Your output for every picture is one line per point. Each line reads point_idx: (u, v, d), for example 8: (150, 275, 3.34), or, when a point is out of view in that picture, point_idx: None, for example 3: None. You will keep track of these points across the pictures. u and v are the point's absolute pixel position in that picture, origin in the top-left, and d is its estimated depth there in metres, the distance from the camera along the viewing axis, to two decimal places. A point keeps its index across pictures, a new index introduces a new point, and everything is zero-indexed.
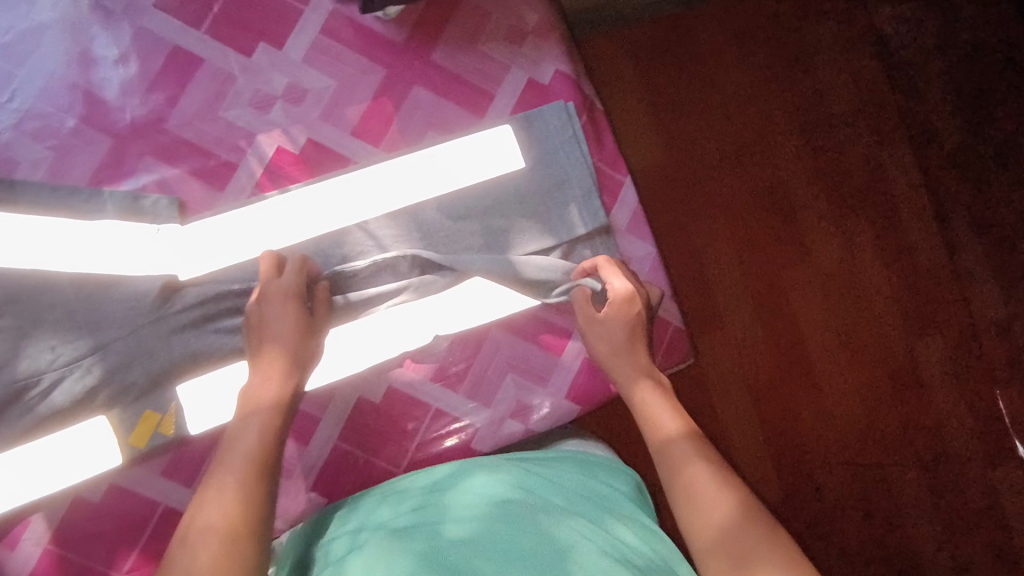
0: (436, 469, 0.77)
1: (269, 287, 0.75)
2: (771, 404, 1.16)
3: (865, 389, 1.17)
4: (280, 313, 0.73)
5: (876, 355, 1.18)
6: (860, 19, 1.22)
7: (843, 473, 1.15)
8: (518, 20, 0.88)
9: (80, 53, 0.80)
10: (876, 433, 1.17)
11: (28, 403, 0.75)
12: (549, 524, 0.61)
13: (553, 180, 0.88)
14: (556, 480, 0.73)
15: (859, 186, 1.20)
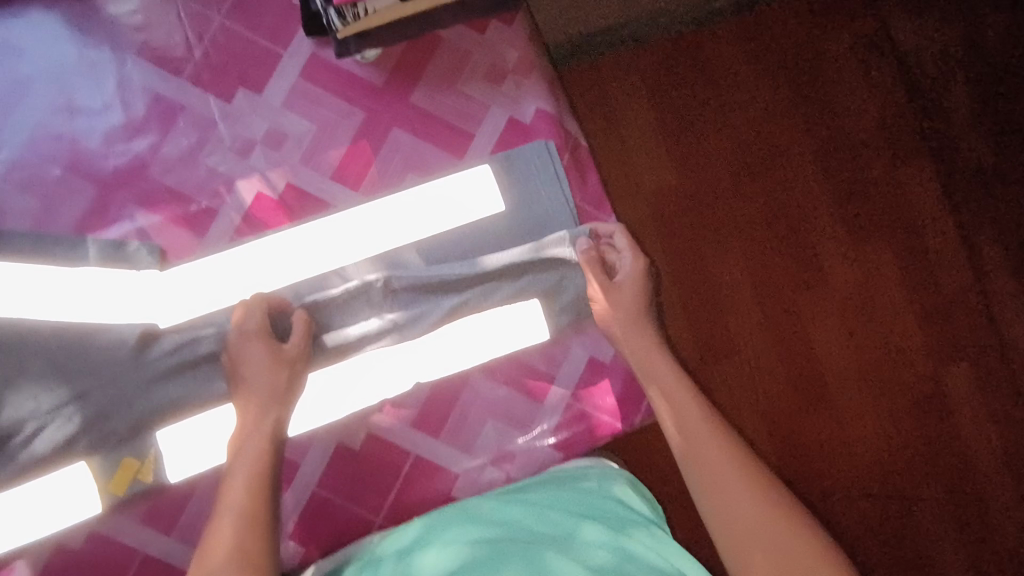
0: (408, 529, 0.74)
1: (239, 333, 0.76)
2: (785, 427, 1.16)
3: (884, 407, 1.18)
4: (252, 356, 0.75)
5: (893, 376, 1.18)
6: (880, 34, 1.22)
7: (864, 490, 1.16)
8: (499, 59, 0.88)
9: (66, 104, 0.82)
10: (896, 448, 1.17)
11: (10, 452, 0.75)
12: (533, 554, 0.63)
13: (535, 220, 0.86)
14: (536, 502, 0.75)
15: (874, 207, 1.20)
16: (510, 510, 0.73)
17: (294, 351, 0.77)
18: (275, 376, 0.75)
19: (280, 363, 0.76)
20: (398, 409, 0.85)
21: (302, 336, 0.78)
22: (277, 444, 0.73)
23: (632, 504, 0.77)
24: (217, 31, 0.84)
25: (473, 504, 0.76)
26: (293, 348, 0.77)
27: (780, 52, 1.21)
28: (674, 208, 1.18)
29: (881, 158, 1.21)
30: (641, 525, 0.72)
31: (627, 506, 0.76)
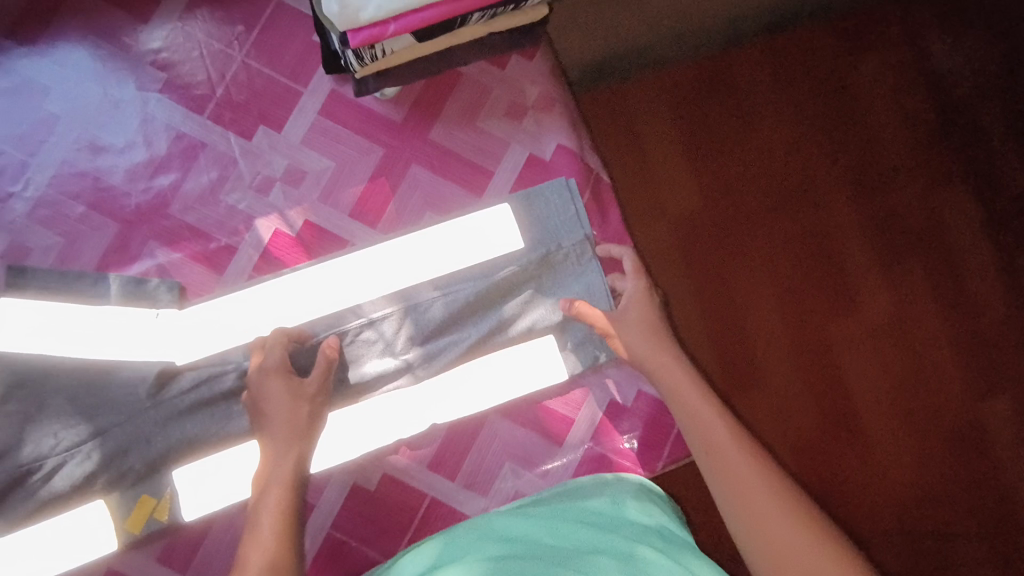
0: (423, 549, 0.70)
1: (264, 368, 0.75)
2: (817, 461, 1.11)
3: (919, 437, 1.13)
4: (272, 395, 0.73)
5: (930, 406, 1.13)
6: (914, 52, 1.19)
7: (899, 523, 1.11)
8: (518, 94, 0.89)
9: (90, 142, 0.83)
10: (933, 481, 1.12)
11: (30, 487, 0.76)
12: (559, 559, 0.58)
13: (556, 257, 0.84)
14: (547, 514, 0.70)
15: (910, 231, 1.17)
16: (523, 527, 0.68)
17: (314, 387, 0.75)
18: (293, 414, 0.72)
19: (297, 398, 0.74)
20: (414, 449, 0.84)
21: (322, 370, 0.76)
22: (302, 478, 0.69)
23: (657, 520, 0.71)
24: (239, 68, 0.85)
25: (485, 525, 0.71)
26: (313, 383, 0.75)
27: (810, 73, 1.18)
28: (700, 233, 1.14)
29: (918, 180, 1.17)
30: (660, 532, 0.68)
31: (648, 516, 0.72)
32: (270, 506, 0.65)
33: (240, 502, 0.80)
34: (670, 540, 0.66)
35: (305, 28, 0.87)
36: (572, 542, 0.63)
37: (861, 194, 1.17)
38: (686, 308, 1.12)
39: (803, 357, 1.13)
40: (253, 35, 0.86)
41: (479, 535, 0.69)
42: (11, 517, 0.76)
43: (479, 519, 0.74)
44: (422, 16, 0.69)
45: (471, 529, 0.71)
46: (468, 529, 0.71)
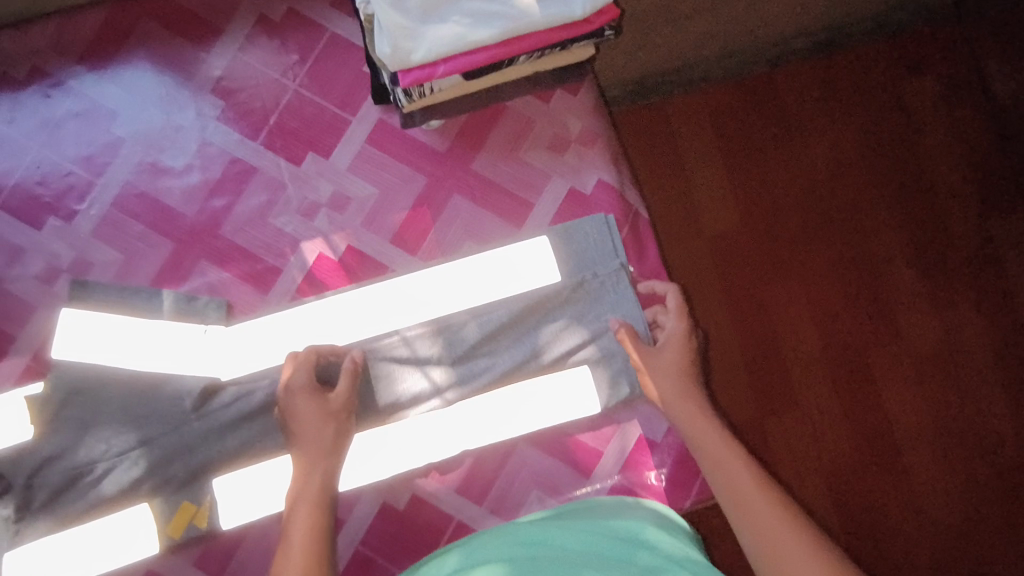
0: (449, 559, 0.72)
1: (294, 384, 0.77)
2: (847, 488, 1.11)
3: (956, 468, 1.12)
4: (303, 412, 0.76)
5: (969, 437, 1.13)
6: (968, 81, 1.19)
7: (931, 554, 1.10)
8: (562, 129, 0.90)
9: (151, 164, 0.88)
10: (968, 512, 1.11)
11: (82, 489, 0.81)
12: None
13: (591, 290, 0.85)
14: (571, 524, 0.73)
15: (954, 260, 1.16)
16: (550, 538, 0.70)
17: (339, 402, 0.78)
18: (319, 433, 0.75)
19: (322, 419, 0.76)
20: (444, 473, 0.85)
21: (347, 385, 0.79)
22: (330, 496, 0.72)
23: (679, 545, 0.72)
24: (293, 97, 0.89)
25: (511, 532, 0.73)
26: (338, 399, 0.77)
27: (861, 97, 1.18)
28: (739, 255, 1.14)
29: (966, 208, 1.17)
30: (677, 556, 0.68)
31: (671, 539, 0.72)
32: (304, 520, 0.69)
33: (274, 514, 0.83)
34: (687, 563, 0.67)
35: (357, 60, 0.90)
36: (592, 561, 0.64)
37: (906, 221, 1.16)
38: (721, 329, 1.12)
39: (840, 383, 1.12)
40: (307, 65, 0.90)
41: (499, 546, 0.71)
42: (62, 516, 0.80)
43: (509, 524, 0.76)
44: (470, 59, 0.71)
45: (496, 538, 0.73)
46: (491, 540, 0.73)
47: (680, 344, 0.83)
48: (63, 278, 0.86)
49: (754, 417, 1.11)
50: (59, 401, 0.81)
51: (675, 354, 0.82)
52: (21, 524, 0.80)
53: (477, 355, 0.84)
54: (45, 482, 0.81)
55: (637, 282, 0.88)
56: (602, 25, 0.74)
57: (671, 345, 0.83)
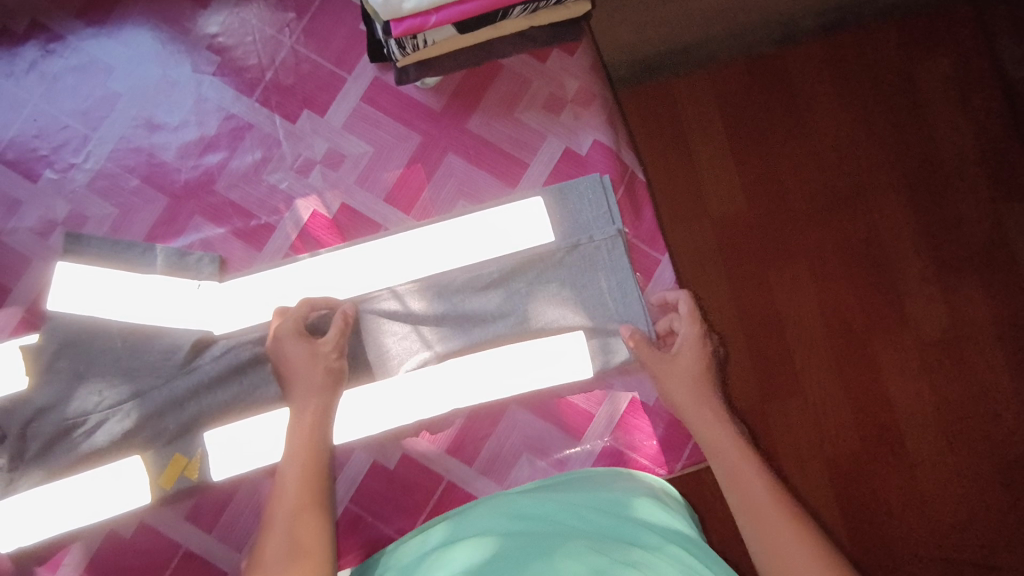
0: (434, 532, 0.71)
1: (282, 330, 0.77)
2: (850, 471, 1.11)
3: (956, 444, 1.12)
4: (292, 355, 0.75)
5: (972, 414, 1.13)
6: (983, 61, 1.18)
7: (928, 527, 1.10)
8: (559, 89, 0.89)
9: (146, 120, 0.88)
10: (967, 487, 1.11)
11: (74, 440, 0.82)
12: (550, 543, 0.59)
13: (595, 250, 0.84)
14: (565, 497, 0.70)
15: (966, 245, 1.16)
16: (540, 508, 0.68)
17: (330, 346, 0.77)
18: (304, 379, 0.74)
19: (307, 365, 0.75)
20: (434, 434, 0.85)
21: (335, 335, 0.78)
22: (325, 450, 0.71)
23: (674, 522, 0.69)
24: (288, 54, 0.89)
25: (503, 504, 0.71)
26: (327, 342, 0.77)
27: (872, 78, 1.17)
28: (743, 236, 1.14)
29: (974, 188, 1.17)
30: (673, 534, 0.65)
31: (667, 516, 0.70)
32: (296, 481, 0.68)
33: (266, 469, 0.84)
34: (683, 541, 0.64)
35: (353, 17, 0.89)
36: (581, 529, 0.62)
37: (911, 199, 1.16)
38: (720, 301, 1.13)
39: (839, 357, 1.13)
40: (304, 22, 0.89)
41: (490, 516, 0.69)
42: (54, 466, 0.81)
43: (499, 496, 0.74)
44: (464, 8, 0.71)
45: (489, 509, 0.71)
46: (483, 511, 0.71)
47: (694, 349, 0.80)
48: (58, 231, 0.86)
49: (757, 401, 1.12)
50: (53, 351, 0.82)
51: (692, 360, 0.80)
52: (14, 473, 0.81)
53: (469, 313, 0.83)
54: (37, 432, 0.81)
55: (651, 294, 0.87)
56: None
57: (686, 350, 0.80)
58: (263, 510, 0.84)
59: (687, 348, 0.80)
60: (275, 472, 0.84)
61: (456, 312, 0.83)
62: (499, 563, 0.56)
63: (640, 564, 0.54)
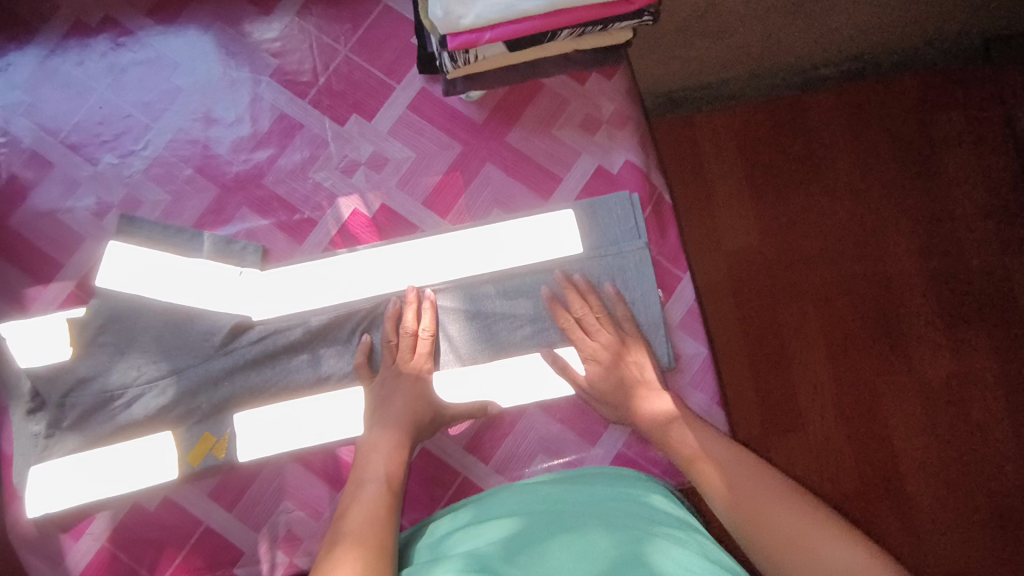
0: (462, 514, 0.75)
1: (405, 366, 0.84)
2: (852, 510, 1.13)
3: (956, 477, 1.14)
4: (404, 391, 0.82)
5: (976, 447, 1.15)
6: (997, 113, 1.24)
7: (926, 557, 1.12)
8: (594, 109, 0.94)
9: (204, 114, 0.93)
10: (970, 520, 1.13)
11: (111, 411, 0.85)
12: (562, 534, 0.62)
13: (558, 277, 0.87)
14: (578, 488, 0.74)
15: (973, 297, 1.19)
16: (554, 499, 0.71)
17: (453, 414, 0.84)
18: (418, 412, 0.81)
19: (428, 403, 0.82)
20: (453, 430, 0.88)
21: (466, 405, 0.85)
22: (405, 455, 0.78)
23: (684, 514, 0.72)
24: (342, 62, 0.95)
25: (523, 491, 0.75)
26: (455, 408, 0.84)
27: (887, 129, 1.23)
28: (755, 271, 1.19)
29: (985, 232, 1.21)
30: (684, 524, 0.68)
31: (675, 508, 0.73)
32: (373, 490, 0.73)
33: (290, 452, 0.87)
34: (696, 533, 0.67)
35: (405, 31, 0.95)
36: (593, 517, 0.65)
37: (919, 240, 1.21)
38: (729, 328, 1.18)
39: (843, 389, 1.16)
40: (358, 34, 0.95)
41: (512, 502, 0.72)
42: (90, 435, 0.85)
43: (519, 485, 0.77)
44: (516, 27, 0.75)
45: (510, 496, 0.74)
46: (505, 498, 0.74)
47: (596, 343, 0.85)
48: (113, 212, 0.91)
49: (760, 433, 1.15)
50: (97, 326, 0.86)
51: (606, 380, 0.84)
52: (49, 439, 0.85)
53: (496, 320, 0.87)
54: (76, 402, 0.85)
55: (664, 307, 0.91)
56: (642, 7, 0.78)
57: (601, 366, 0.85)
58: (285, 493, 0.87)
59: (595, 365, 0.85)
60: (298, 457, 0.87)
61: (484, 311, 0.87)
62: (526, 546, 0.61)
63: (653, 554, 0.57)
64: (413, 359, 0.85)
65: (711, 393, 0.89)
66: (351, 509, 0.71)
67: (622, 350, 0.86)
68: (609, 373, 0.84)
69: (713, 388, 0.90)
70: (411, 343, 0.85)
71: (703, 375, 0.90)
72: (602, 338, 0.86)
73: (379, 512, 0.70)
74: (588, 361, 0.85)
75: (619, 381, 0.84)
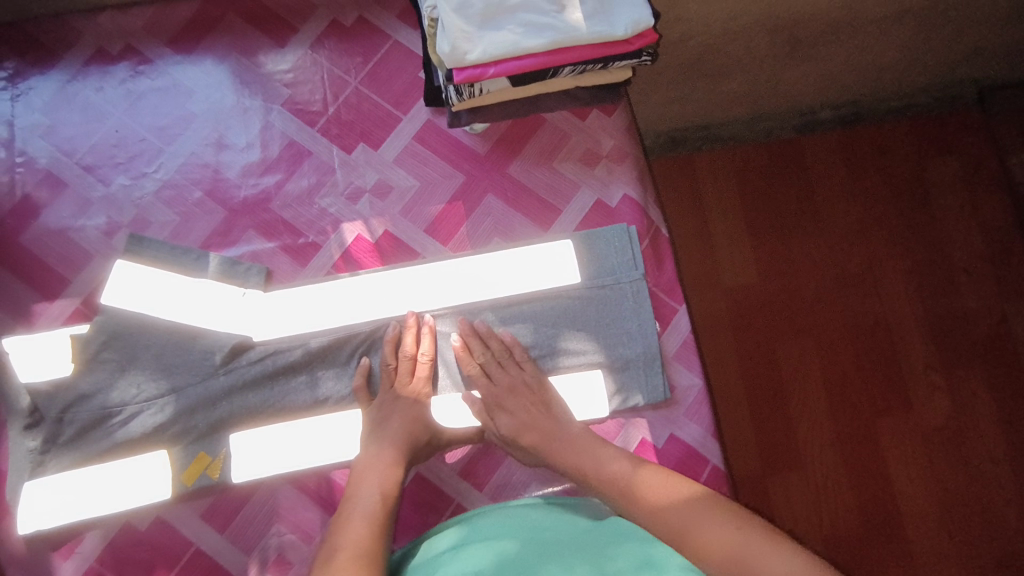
0: (453, 531, 0.76)
1: (404, 390, 0.85)
2: (852, 553, 1.12)
3: (953, 520, 1.13)
4: (399, 413, 0.83)
5: (975, 490, 1.15)
6: (991, 160, 1.27)
7: None
8: (595, 144, 0.97)
9: (216, 139, 0.96)
10: (968, 564, 1.12)
11: (109, 427, 0.86)
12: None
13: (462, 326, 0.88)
14: (570, 522, 0.75)
15: (970, 339, 1.20)
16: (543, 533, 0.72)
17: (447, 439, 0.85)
18: (414, 434, 0.82)
19: (425, 427, 0.83)
20: (449, 455, 0.88)
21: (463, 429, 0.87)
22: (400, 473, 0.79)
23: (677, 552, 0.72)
24: (351, 93, 0.98)
25: (516, 517, 0.76)
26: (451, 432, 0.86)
27: (883, 172, 1.26)
28: (753, 308, 1.20)
29: (982, 276, 1.23)
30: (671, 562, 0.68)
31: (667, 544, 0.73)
32: (366, 511, 0.75)
33: (285, 474, 0.86)
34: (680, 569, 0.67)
35: (413, 66, 0.99)
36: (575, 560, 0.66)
37: (915, 282, 1.22)
38: (727, 363, 1.18)
39: (840, 427, 1.16)
40: (368, 67, 0.99)
41: (504, 529, 0.74)
42: (86, 452, 0.85)
43: (511, 506, 0.78)
44: (520, 63, 0.78)
45: (502, 521, 0.76)
46: (499, 521, 0.75)
47: (506, 385, 0.85)
48: (122, 232, 0.93)
49: (758, 471, 1.14)
50: (100, 343, 0.87)
51: (516, 425, 0.83)
52: (45, 456, 0.85)
53: None
54: (75, 417, 0.85)
55: (660, 338, 0.92)
56: (641, 48, 0.81)
57: (508, 413, 0.84)
58: (277, 516, 0.86)
59: (504, 412, 0.84)
60: (292, 479, 0.87)
61: None
62: None
63: None
64: (412, 383, 0.86)
65: (706, 426, 0.89)
66: (343, 529, 0.73)
67: (526, 391, 0.85)
68: (517, 417, 0.83)
69: (707, 421, 0.90)
70: (410, 367, 0.86)
71: (697, 407, 0.90)
72: (507, 380, 0.85)
73: (372, 535, 0.73)
74: (495, 407, 0.85)
75: (531, 423, 0.83)
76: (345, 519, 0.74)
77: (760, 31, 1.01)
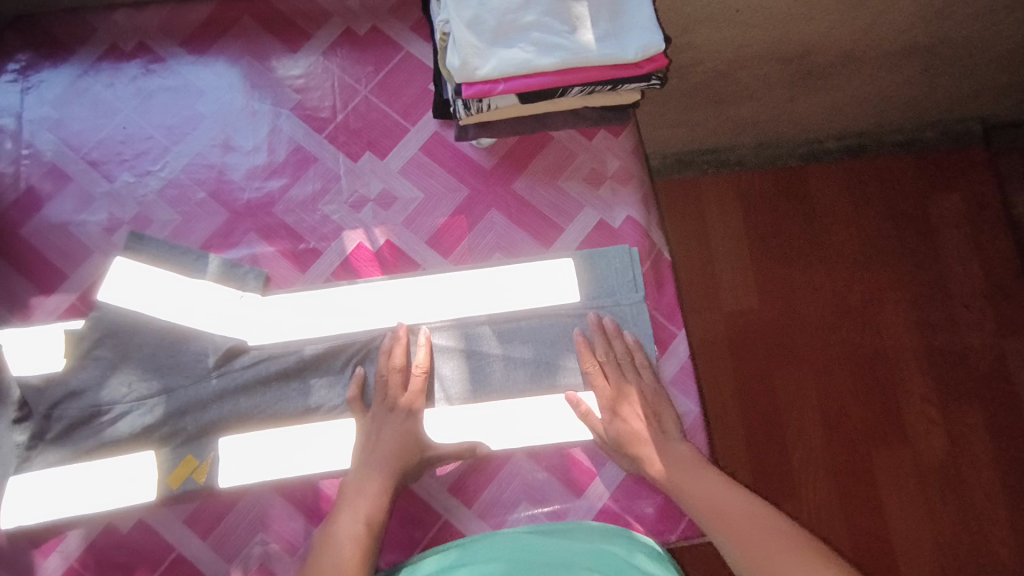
0: (444, 556, 0.76)
1: (398, 404, 0.84)
2: None
3: (946, 555, 1.12)
4: (386, 433, 0.82)
5: (967, 526, 1.13)
6: (996, 197, 1.27)
7: None
8: (601, 165, 0.97)
9: (223, 141, 0.96)
10: None
11: (98, 426, 0.85)
12: None
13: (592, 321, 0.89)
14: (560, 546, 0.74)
15: (969, 373, 1.20)
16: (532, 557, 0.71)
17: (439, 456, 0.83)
18: (403, 454, 0.81)
19: (415, 443, 0.82)
20: (439, 470, 0.87)
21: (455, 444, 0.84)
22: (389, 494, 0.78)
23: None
24: (361, 101, 0.98)
25: (506, 541, 0.75)
26: (446, 448, 0.83)
27: (886, 202, 1.26)
28: (753, 331, 1.20)
29: (983, 311, 1.22)
30: None
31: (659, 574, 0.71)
32: (350, 534, 0.74)
33: (272, 482, 0.85)
34: None
35: (424, 78, 0.99)
36: None
37: (916, 313, 1.22)
38: (723, 385, 1.18)
39: (834, 454, 1.15)
40: (379, 77, 0.99)
41: (492, 554, 0.73)
42: (72, 449, 0.84)
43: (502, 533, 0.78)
44: (529, 81, 0.78)
45: (492, 546, 0.75)
46: (488, 547, 0.75)
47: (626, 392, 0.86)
48: (123, 229, 0.93)
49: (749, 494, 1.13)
50: (93, 340, 0.86)
51: (624, 430, 0.84)
52: (31, 451, 0.84)
53: (482, 370, 0.88)
54: (62, 415, 0.84)
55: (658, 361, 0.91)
56: (651, 71, 0.81)
57: (624, 419, 0.85)
58: (262, 523, 0.85)
59: (619, 417, 0.85)
60: (279, 487, 0.86)
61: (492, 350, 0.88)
62: None
63: None
64: (404, 398, 0.85)
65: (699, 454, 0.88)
66: (327, 554, 0.73)
67: (643, 399, 0.86)
68: (631, 424, 0.84)
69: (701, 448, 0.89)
70: (403, 380, 0.85)
71: (691, 434, 0.89)
72: (620, 385, 0.86)
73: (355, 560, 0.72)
74: (612, 411, 0.85)
75: (640, 432, 0.84)
76: (329, 543, 0.74)
77: (771, 61, 1.02)
